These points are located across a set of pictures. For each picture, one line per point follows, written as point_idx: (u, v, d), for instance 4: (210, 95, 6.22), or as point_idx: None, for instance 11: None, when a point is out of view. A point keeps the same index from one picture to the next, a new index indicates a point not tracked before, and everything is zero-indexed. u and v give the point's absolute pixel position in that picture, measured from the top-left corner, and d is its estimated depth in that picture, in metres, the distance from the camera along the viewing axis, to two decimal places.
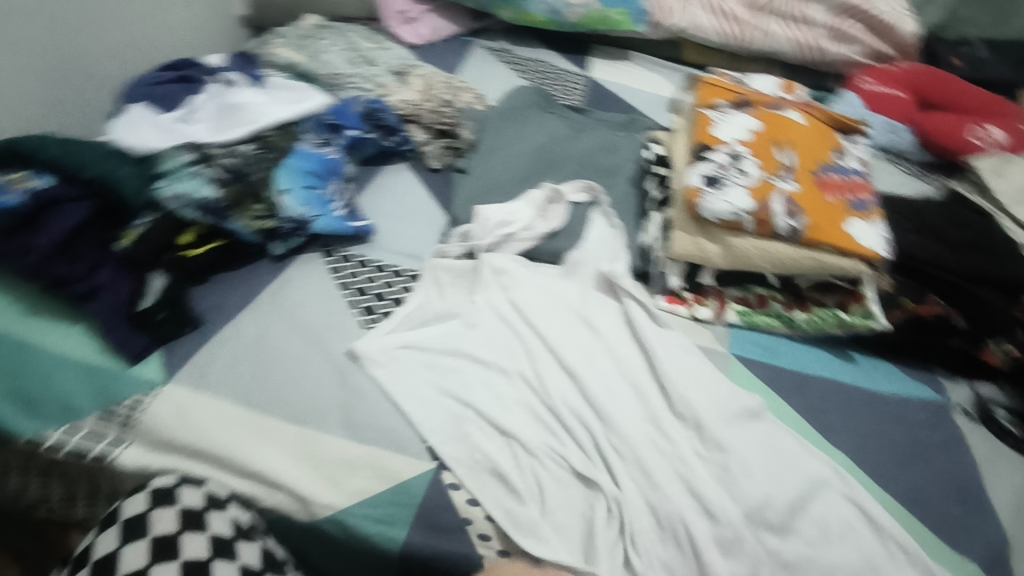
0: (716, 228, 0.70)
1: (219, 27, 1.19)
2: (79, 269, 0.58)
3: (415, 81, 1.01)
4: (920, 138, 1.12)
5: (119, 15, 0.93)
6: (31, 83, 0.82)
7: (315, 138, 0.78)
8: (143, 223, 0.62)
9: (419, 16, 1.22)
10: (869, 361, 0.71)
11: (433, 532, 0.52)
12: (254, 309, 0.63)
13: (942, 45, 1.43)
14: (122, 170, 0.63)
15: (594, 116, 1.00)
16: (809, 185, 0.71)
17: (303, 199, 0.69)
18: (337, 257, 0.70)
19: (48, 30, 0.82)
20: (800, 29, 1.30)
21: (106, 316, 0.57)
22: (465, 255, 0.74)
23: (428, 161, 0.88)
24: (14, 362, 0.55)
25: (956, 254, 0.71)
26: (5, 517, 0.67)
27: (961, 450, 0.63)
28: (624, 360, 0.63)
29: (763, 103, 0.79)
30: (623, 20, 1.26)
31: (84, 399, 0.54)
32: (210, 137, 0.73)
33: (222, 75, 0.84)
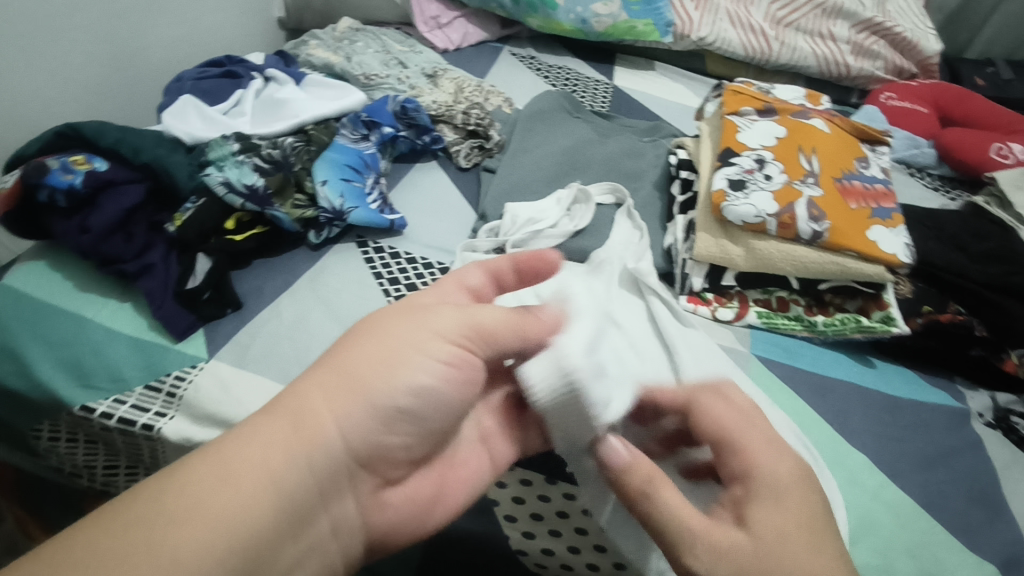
0: (740, 230, 0.72)
1: (258, 27, 1.23)
2: (132, 248, 0.61)
3: (447, 83, 1.04)
4: (942, 152, 1.13)
5: (166, 13, 0.97)
6: (83, 73, 0.85)
7: (352, 134, 0.81)
8: (191, 207, 0.65)
9: (451, 22, 1.25)
10: (889, 367, 0.72)
11: (462, 512, 0.53)
12: (293, 293, 0.66)
13: (964, 64, 1.45)
14: (174, 158, 0.66)
15: (619, 123, 1.03)
16: (833, 192, 0.73)
17: (340, 191, 0.72)
18: (370, 248, 0.73)
19: (101, 24, 0.86)
20: (823, 44, 1.32)
21: (156, 294, 0.60)
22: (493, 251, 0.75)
23: (458, 160, 0.90)
24: (70, 334, 0.58)
25: (976, 264, 0.73)
26: (46, 485, 0.70)
27: (979, 455, 0.64)
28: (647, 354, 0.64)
29: (788, 111, 0.81)
30: (649, 31, 1.28)
31: (132, 371, 0.57)
32: (254, 129, 0.76)
33: (264, 72, 0.88)
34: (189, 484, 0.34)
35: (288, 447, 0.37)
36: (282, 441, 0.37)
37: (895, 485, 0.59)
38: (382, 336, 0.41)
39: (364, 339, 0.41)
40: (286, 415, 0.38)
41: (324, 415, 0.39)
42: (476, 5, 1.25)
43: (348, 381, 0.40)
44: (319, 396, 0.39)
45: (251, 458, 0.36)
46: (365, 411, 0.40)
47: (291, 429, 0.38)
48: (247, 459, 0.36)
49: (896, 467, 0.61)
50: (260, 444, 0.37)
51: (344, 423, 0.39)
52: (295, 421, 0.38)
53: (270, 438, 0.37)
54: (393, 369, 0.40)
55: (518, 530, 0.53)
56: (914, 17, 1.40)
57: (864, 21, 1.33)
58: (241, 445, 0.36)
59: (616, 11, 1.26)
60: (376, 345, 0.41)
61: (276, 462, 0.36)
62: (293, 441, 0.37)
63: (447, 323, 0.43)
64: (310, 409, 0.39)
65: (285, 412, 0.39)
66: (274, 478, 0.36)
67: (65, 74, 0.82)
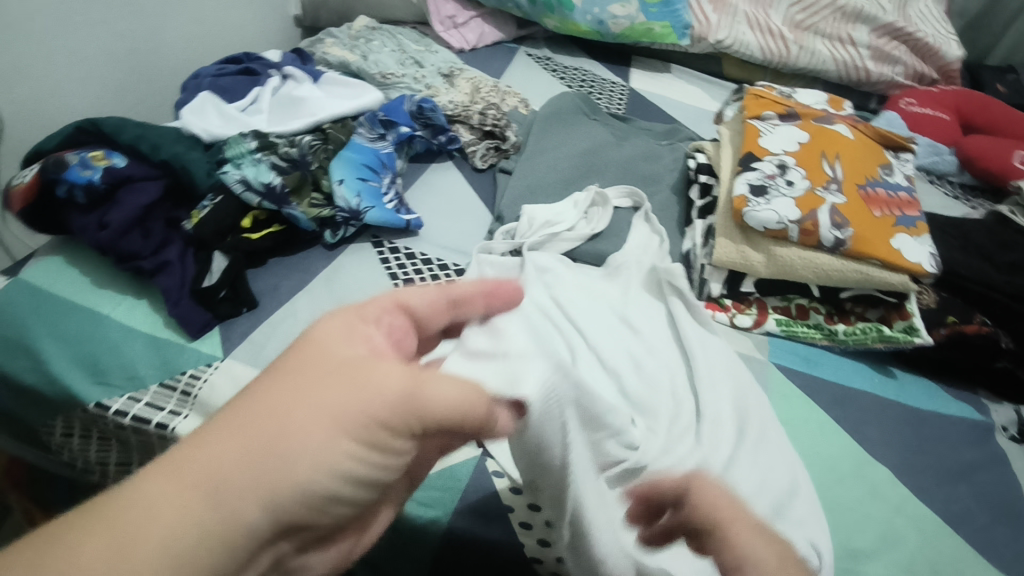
0: (761, 236, 0.71)
1: (274, 26, 1.23)
2: (149, 245, 0.61)
3: (463, 83, 1.04)
4: (963, 160, 1.12)
5: (183, 9, 0.97)
6: (101, 70, 0.85)
7: (369, 133, 0.80)
8: (208, 204, 0.64)
9: (467, 22, 1.25)
10: (911, 378, 0.71)
11: (476, 518, 0.52)
12: (309, 293, 0.65)
13: (986, 70, 1.43)
14: (192, 155, 0.66)
15: (636, 126, 1.02)
16: (856, 199, 0.72)
17: (357, 190, 0.71)
18: (386, 248, 0.73)
19: (120, 20, 0.86)
20: (842, 48, 1.31)
21: (172, 291, 0.59)
22: (510, 252, 0.75)
23: (474, 161, 0.90)
24: (86, 330, 0.57)
25: (1003, 275, 0.72)
26: (57, 481, 0.70)
27: (1004, 471, 0.62)
28: (665, 360, 0.63)
29: (811, 116, 0.80)
30: (666, 34, 1.27)
31: (148, 369, 0.57)
32: (271, 128, 0.76)
33: (281, 70, 0.87)
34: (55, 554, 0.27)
35: (164, 533, 0.27)
36: (169, 515, 0.28)
37: (916, 499, 0.58)
38: (321, 367, 0.33)
39: (297, 373, 0.32)
40: (182, 471, 0.29)
41: (290, 438, 0.30)
42: (493, 5, 1.25)
43: (261, 445, 0.30)
44: (222, 457, 0.29)
45: (130, 527, 0.27)
46: (289, 486, 0.30)
47: (181, 498, 0.28)
48: (120, 536, 0.27)
49: (918, 481, 0.59)
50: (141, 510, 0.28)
51: (257, 499, 0.29)
52: (181, 491, 0.28)
53: (150, 510, 0.28)
54: (327, 425, 0.31)
55: (533, 538, 0.50)
56: (935, 22, 1.38)
57: (884, 25, 1.32)
58: (123, 508, 0.28)
59: (633, 13, 1.25)
60: (317, 379, 0.32)
61: (151, 551, 0.27)
62: (181, 519, 0.28)
63: (389, 389, 0.32)
64: (214, 472, 0.29)
65: (167, 481, 0.29)
66: (142, 574, 0.26)
67: (83, 69, 0.82)
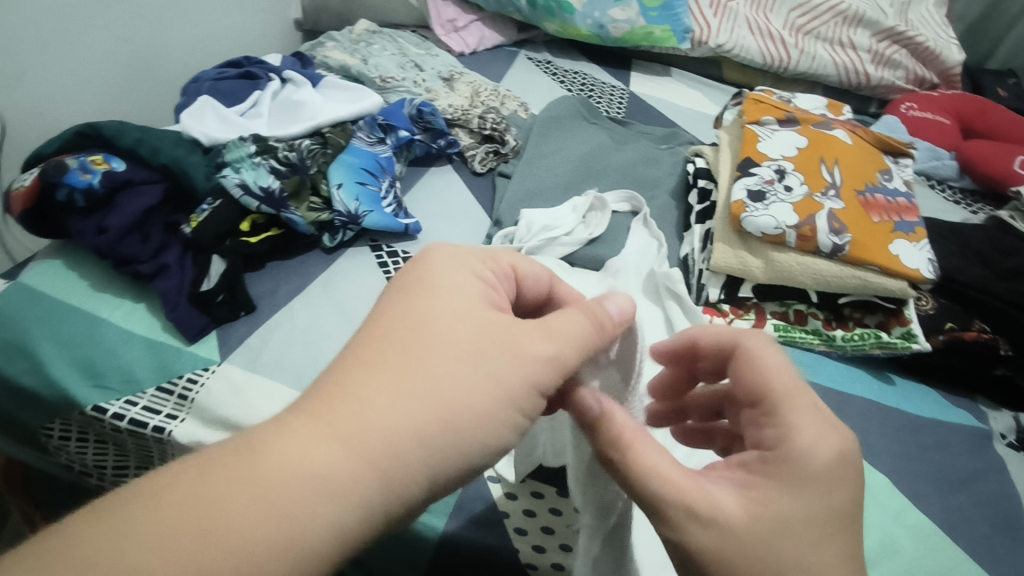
0: (759, 242, 0.71)
1: (276, 29, 1.23)
2: (147, 249, 0.61)
3: (463, 87, 1.04)
4: (963, 164, 1.12)
5: (185, 13, 0.98)
6: (102, 73, 0.86)
7: (368, 137, 0.81)
8: (207, 208, 0.65)
9: (468, 26, 1.25)
10: (909, 384, 0.71)
11: (471, 523, 0.52)
12: (307, 297, 0.65)
13: (988, 75, 1.43)
14: (191, 158, 0.66)
15: (636, 130, 1.02)
16: (855, 205, 0.71)
17: (356, 195, 0.72)
18: (384, 252, 0.73)
19: (121, 24, 0.86)
20: (843, 53, 1.31)
21: (170, 295, 0.60)
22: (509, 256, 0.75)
23: (473, 165, 0.90)
24: (84, 334, 0.58)
25: (1002, 281, 0.71)
26: (54, 484, 0.70)
27: (1002, 478, 0.62)
28: None
29: (810, 121, 0.80)
30: (666, 38, 1.27)
31: (145, 373, 0.57)
32: (271, 132, 0.76)
33: (281, 74, 0.87)
34: (222, 513, 0.26)
35: (337, 491, 0.28)
36: (333, 474, 0.28)
37: (914, 506, 0.58)
38: (446, 328, 0.34)
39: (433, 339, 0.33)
40: (338, 434, 0.29)
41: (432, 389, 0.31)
42: (494, 9, 1.25)
43: (411, 413, 0.30)
44: (375, 419, 0.30)
45: (294, 486, 0.28)
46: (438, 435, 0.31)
47: (335, 452, 0.29)
48: (290, 493, 0.28)
49: (915, 487, 0.59)
50: (302, 468, 0.28)
51: (413, 448, 0.30)
52: (337, 452, 0.29)
53: (310, 467, 0.28)
54: (465, 378, 0.32)
55: (528, 544, 0.51)
56: (936, 27, 1.38)
57: (885, 30, 1.32)
58: (279, 468, 0.28)
59: (633, 17, 1.25)
60: (448, 340, 0.33)
61: (321, 510, 0.28)
62: (339, 470, 0.29)
63: (523, 351, 0.34)
64: (366, 432, 0.30)
65: (319, 442, 0.29)
66: (311, 529, 0.27)
67: (84, 72, 0.83)
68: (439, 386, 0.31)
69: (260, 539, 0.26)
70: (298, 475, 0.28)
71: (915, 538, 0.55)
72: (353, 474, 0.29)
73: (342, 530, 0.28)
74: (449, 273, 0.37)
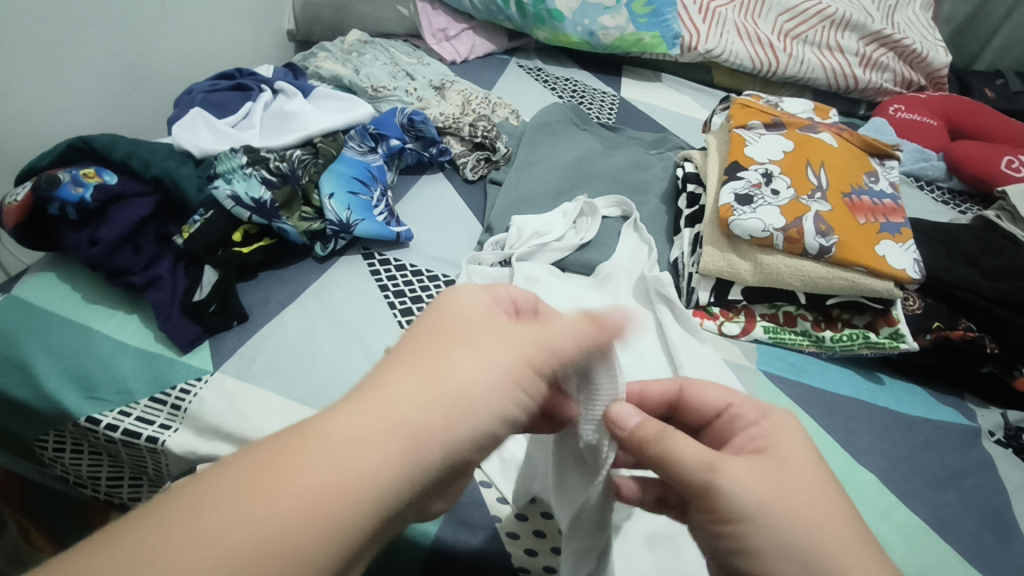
0: (747, 245, 0.72)
1: (268, 40, 1.24)
2: (139, 261, 0.61)
3: (454, 95, 1.05)
4: (950, 165, 1.13)
5: (177, 26, 0.99)
6: (95, 86, 0.86)
7: (360, 147, 0.82)
8: (199, 219, 0.65)
9: (458, 34, 1.26)
10: (898, 384, 0.71)
11: (463, 529, 0.52)
12: (299, 306, 0.66)
13: (976, 76, 1.44)
14: (182, 170, 0.67)
15: (626, 135, 1.03)
16: (841, 207, 0.72)
17: (347, 204, 0.72)
18: (377, 260, 0.73)
19: (114, 37, 0.87)
20: (831, 56, 1.32)
21: (163, 306, 0.60)
22: (500, 262, 0.75)
23: (464, 172, 0.91)
24: (77, 345, 0.58)
25: (988, 281, 0.72)
26: (49, 497, 0.70)
27: (991, 476, 0.62)
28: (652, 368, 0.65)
29: (796, 125, 0.81)
30: (656, 44, 1.28)
31: (138, 384, 0.57)
32: (262, 142, 0.77)
33: (273, 85, 0.88)
34: (265, 485, 0.27)
35: (366, 472, 0.29)
36: (369, 452, 0.29)
37: (904, 504, 0.58)
38: (471, 336, 0.36)
39: (440, 341, 0.35)
40: (360, 420, 0.30)
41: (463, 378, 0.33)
42: (484, 17, 1.26)
43: (425, 396, 0.32)
44: (394, 404, 0.31)
45: (324, 470, 0.28)
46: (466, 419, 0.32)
47: (376, 428, 0.30)
48: (320, 476, 0.28)
49: (904, 485, 0.60)
50: (328, 451, 0.29)
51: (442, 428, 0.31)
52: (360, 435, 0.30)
53: (336, 451, 0.29)
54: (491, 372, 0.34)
55: (520, 547, 0.52)
56: (922, 30, 1.40)
57: (873, 33, 1.33)
58: (306, 455, 0.29)
59: (623, 23, 1.26)
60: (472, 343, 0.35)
61: (358, 479, 0.29)
62: (380, 447, 0.29)
63: (527, 343, 0.36)
64: (398, 403, 0.31)
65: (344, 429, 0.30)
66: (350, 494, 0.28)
67: (78, 86, 0.84)
68: (450, 372, 0.33)
69: (296, 521, 0.27)
70: (325, 459, 0.29)
71: (905, 535, 0.55)
72: (379, 454, 0.29)
73: (372, 508, 0.29)
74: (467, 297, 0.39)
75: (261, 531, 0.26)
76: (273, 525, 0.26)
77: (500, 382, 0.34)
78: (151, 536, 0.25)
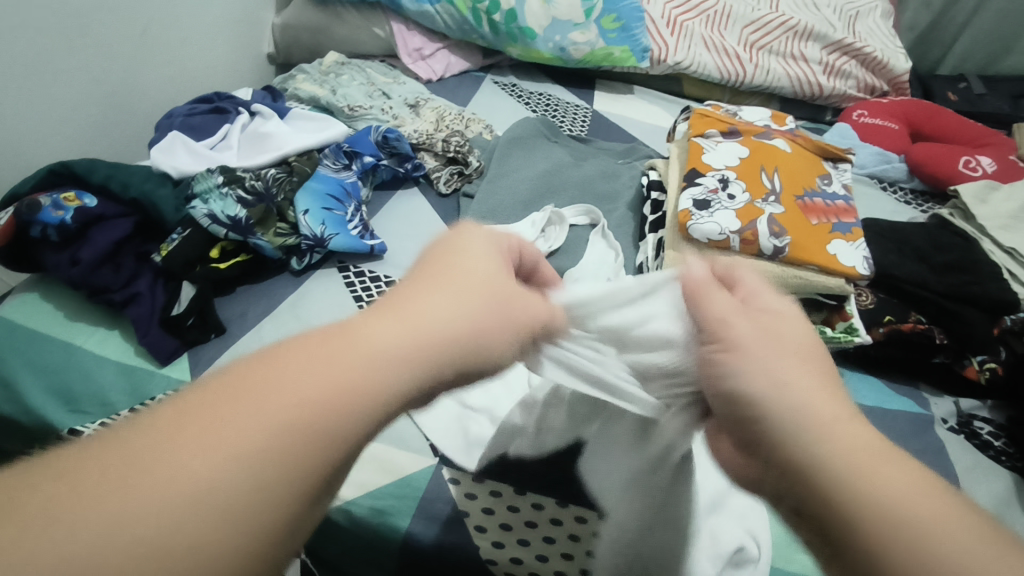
0: (706, 247, 0.75)
1: (249, 63, 1.27)
2: (120, 279, 0.64)
3: (428, 113, 1.08)
4: (911, 166, 1.16)
5: (157, 52, 1.02)
6: (77, 112, 0.89)
7: (334, 164, 0.84)
8: (177, 237, 0.67)
9: (434, 53, 1.30)
10: (855, 376, 0.74)
11: (433, 523, 0.55)
12: (275, 317, 0.68)
13: (938, 81, 1.49)
14: (160, 191, 0.70)
15: (596, 146, 1.07)
16: (794, 209, 0.76)
17: (322, 219, 0.75)
18: (351, 273, 0.76)
19: (96, 65, 0.90)
20: (796, 65, 1.36)
21: (143, 321, 0.63)
22: None
23: (438, 186, 0.94)
24: (59, 361, 0.60)
25: (936, 275, 0.76)
26: None
27: (941, 460, 0.65)
28: None
29: (752, 132, 0.84)
30: (626, 57, 1.33)
31: (119, 395, 0.59)
32: (239, 163, 0.80)
33: (250, 108, 0.91)
34: (278, 388, 0.25)
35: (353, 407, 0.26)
36: (386, 362, 0.28)
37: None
38: (485, 268, 0.34)
39: (425, 277, 0.33)
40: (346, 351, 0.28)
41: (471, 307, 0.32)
42: (458, 37, 1.30)
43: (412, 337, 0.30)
44: (381, 337, 0.29)
45: (305, 397, 0.26)
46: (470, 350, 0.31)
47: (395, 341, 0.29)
48: (341, 382, 0.27)
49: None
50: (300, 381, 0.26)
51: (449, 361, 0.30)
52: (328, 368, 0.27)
53: (315, 379, 0.26)
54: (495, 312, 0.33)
55: (487, 540, 0.54)
56: (883, 38, 1.45)
57: (834, 42, 1.38)
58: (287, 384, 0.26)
59: (593, 39, 1.30)
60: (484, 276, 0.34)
61: (369, 389, 0.27)
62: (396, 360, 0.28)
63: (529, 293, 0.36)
64: (422, 322, 0.30)
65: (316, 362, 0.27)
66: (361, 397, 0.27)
67: (61, 112, 0.86)
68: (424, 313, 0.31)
69: (281, 444, 0.24)
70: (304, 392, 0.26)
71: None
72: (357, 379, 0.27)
73: (355, 433, 0.26)
74: (476, 233, 0.37)
75: (243, 462, 0.23)
76: (254, 452, 0.24)
77: (492, 328, 0.32)
78: (128, 458, 0.23)
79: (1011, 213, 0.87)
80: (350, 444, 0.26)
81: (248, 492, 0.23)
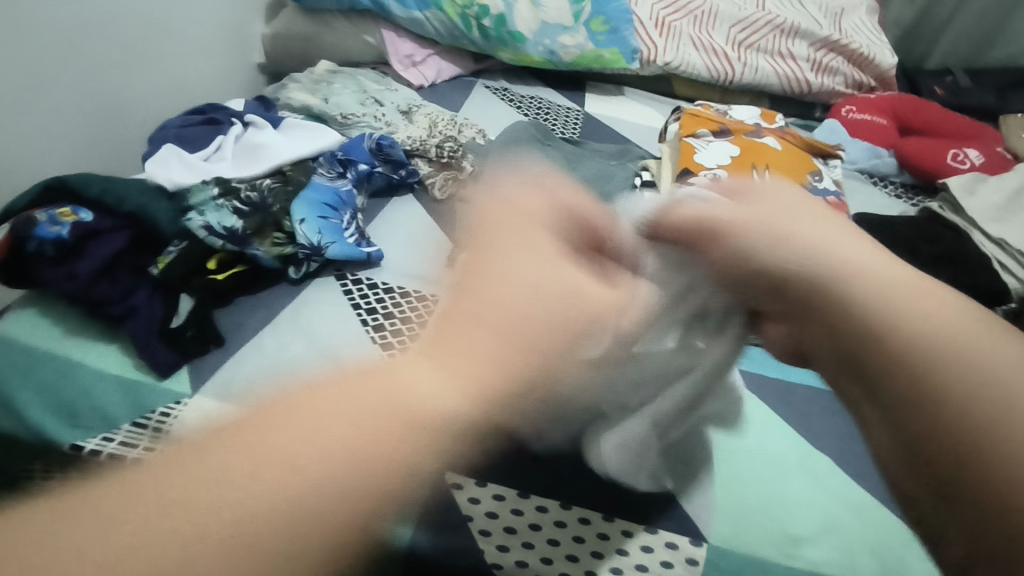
0: None
1: (239, 73, 1.27)
2: (117, 292, 0.64)
3: (421, 119, 1.09)
4: (901, 160, 1.17)
5: (147, 64, 1.01)
6: (69, 126, 0.89)
7: (328, 171, 0.84)
8: (175, 250, 0.70)
9: (425, 59, 1.30)
10: None
11: (438, 528, 0.55)
12: (274, 326, 0.68)
13: (924, 75, 1.51)
14: (157, 204, 0.70)
15: (588, 148, 1.07)
16: None
17: (318, 228, 0.75)
18: (350, 281, 0.75)
19: (87, 79, 0.90)
20: (784, 63, 1.37)
21: (142, 335, 0.63)
22: None
23: (433, 192, 0.94)
24: (58, 376, 0.60)
25: (929, 267, 0.76)
26: None
27: None
28: None
29: (742, 131, 0.85)
30: (616, 59, 1.33)
31: (119, 410, 0.59)
32: (233, 173, 0.80)
33: (243, 118, 0.92)
34: (355, 442, 0.33)
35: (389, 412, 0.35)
36: (444, 409, 0.36)
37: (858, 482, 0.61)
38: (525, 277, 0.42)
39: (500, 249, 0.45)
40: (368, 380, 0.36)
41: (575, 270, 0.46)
42: (449, 42, 1.30)
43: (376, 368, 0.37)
44: (401, 362, 0.37)
45: (319, 435, 0.33)
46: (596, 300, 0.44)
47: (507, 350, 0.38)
48: (392, 416, 0.35)
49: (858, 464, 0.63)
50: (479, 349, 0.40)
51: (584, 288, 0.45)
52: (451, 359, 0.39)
53: (327, 415, 0.34)
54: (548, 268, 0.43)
55: (492, 543, 0.55)
56: (869, 34, 1.46)
57: (821, 39, 1.39)
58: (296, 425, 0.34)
59: (583, 42, 1.32)
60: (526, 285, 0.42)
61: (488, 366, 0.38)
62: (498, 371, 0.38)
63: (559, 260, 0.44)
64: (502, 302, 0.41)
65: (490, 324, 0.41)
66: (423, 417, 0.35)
67: (52, 127, 0.86)
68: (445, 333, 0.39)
69: (365, 471, 0.33)
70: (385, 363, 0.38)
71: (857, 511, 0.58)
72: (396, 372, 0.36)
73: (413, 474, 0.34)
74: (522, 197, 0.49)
75: (285, 475, 0.32)
76: (315, 464, 0.32)
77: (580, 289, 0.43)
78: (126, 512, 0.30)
79: (999, 205, 0.88)
80: (397, 480, 0.33)
81: (335, 504, 0.32)
